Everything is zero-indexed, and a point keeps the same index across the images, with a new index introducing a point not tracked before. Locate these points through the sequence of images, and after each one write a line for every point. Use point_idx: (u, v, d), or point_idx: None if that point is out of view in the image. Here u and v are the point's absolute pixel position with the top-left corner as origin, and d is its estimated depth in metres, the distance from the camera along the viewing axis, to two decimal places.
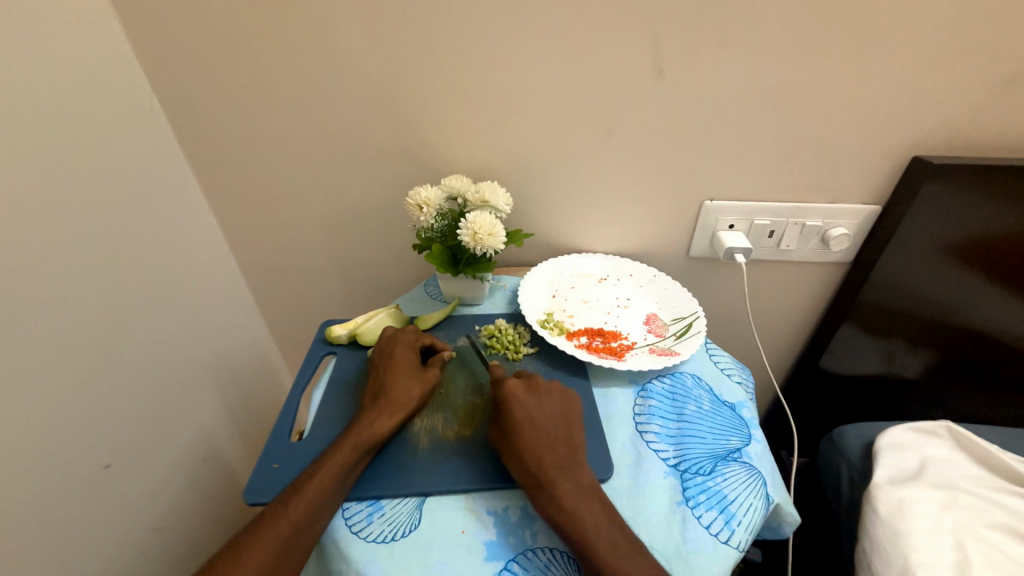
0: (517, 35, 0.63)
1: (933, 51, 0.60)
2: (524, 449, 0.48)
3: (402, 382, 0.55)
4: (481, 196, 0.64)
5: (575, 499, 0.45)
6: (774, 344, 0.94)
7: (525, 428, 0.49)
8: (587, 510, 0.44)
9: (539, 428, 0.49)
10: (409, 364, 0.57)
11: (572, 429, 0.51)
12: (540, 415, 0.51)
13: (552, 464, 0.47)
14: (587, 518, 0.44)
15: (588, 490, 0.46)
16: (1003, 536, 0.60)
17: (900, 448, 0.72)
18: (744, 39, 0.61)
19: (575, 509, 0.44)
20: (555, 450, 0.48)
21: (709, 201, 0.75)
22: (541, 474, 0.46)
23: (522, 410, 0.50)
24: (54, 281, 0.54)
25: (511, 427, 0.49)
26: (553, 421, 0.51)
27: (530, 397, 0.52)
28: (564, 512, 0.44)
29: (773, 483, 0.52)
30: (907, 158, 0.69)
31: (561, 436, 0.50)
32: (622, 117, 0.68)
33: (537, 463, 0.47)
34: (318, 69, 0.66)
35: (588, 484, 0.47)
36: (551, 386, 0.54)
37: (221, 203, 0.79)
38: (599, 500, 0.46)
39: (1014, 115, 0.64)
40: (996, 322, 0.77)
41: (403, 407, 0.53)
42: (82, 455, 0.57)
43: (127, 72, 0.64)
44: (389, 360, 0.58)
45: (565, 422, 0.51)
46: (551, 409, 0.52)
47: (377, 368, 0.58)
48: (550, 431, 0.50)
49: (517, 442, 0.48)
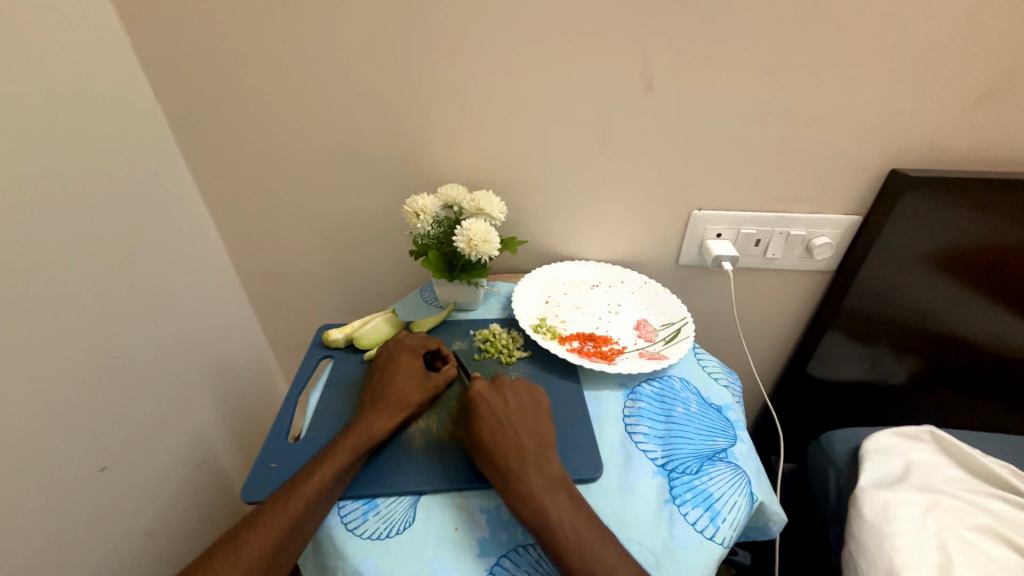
0: (511, 50, 0.65)
1: (905, 70, 0.63)
2: (490, 446, 0.49)
3: (404, 386, 0.57)
4: (476, 204, 0.65)
5: (542, 492, 0.46)
6: (762, 351, 0.96)
7: (490, 424, 0.50)
8: (553, 503, 0.45)
9: (506, 426, 0.50)
10: (412, 368, 0.59)
11: (540, 425, 0.52)
12: (507, 412, 0.52)
13: (519, 459, 0.48)
14: (553, 511, 0.44)
15: (555, 483, 0.47)
16: (984, 538, 0.61)
17: (885, 452, 0.74)
18: (728, 57, 0.64)
19: (541, 502, 0.45)
20: (521, 445, 0.49)
21: (697, 211, 0.77)
22: (506, 469, 0.47)
23: (487, 409, 0.52)
24: (54, 283, 0.55)
25: (478, 426, 0.51)
26: (522, 417, 0.52)
27: (496, 396, 0.53)
28: (529, 505, 0.45)
29: (757, 482, 0.53)
30: (886, 171, 0.71)
31: (531, 431, 0.51)
32: (612, 129, 0.71)
33: (502, 458, 0.48)
34: (318, 80, 0.68)
35: (557, 478, 0.47)
36: (518, 385, 0.55)
37: (220, 209, 0.80)
38: (567, 492, 0.46)
39: (987, 130, 0.67)
40: (975, 329, 0.79)
41: (405, 409, 0.55)
42: (79, 457, 0.58)
43: (131, 82, 0.66)
44: (393, 365, 0.59)
45: (535, 418, 0.52)
46: (519, 407, 0.53)
47: (379, 371, 0.59)
48: (517, 427, 0.51)
49: (484, 441, 0.50)
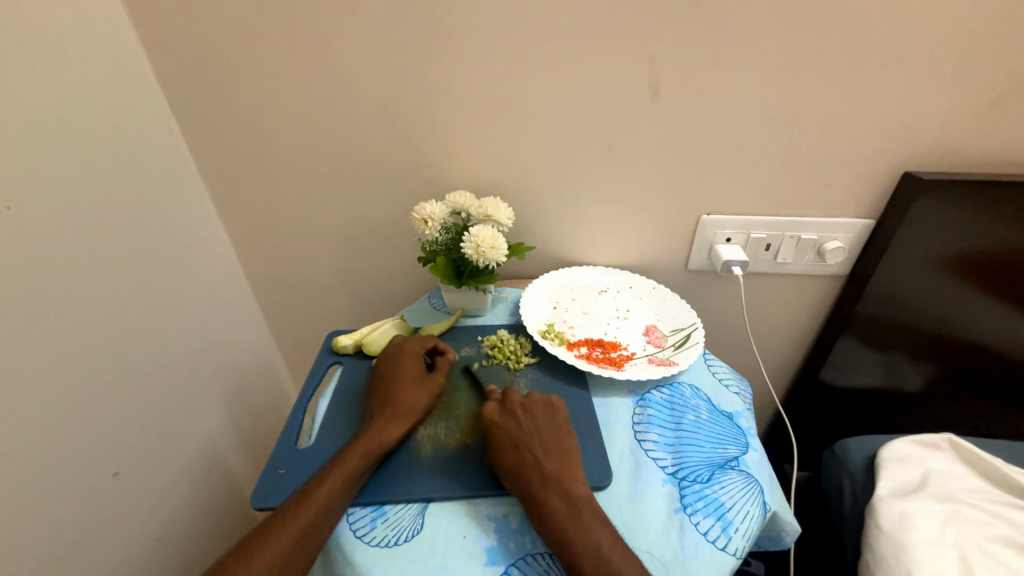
0: (518, 57, 0.66)
1: (916, 71, 0.63)
2: (512, 470, 0.49)
3: (409, 392, 0.57)
4: (484, 210, 0.66)
5: (567, 515, 0.45)
6: (774, 357, 0.95)
7: (510, 448, 0.50)
8: (578, 525, 0.45)
9: (523, 447, 0.50)
10: (415, 374, 0.59)
11: (563, 445, 0.51)
12: (525, 432, 0.52)
13: (539, 482, 0.48)
14: (578, 535, 0.44)
15: (579, 505, 0.46)
16: (1006, 550, 0.60)
17: (902, 461, 0.72)
18: (735, 61, 0.64)
19: (565, 525, 0.45)
20: (543, 466, 0.49)
21: (706, 216, 0.77)
22: (529, 493, 0.47)
23: (504, 433, 0.52)
24: (68, 290, 0.56)
25: (496, 450, 0.51)
26: (544, 437, 0.52)
27: (512, 417, 0.53)
28: (554, 529, 0.45)
29: (770, 491, 0.52)
30: (899, 174, 0.71)
31: (552, 452, 0.50)
32: (619, 134, 0.71)
33: (525, 482, 0.48)
34: (327, 89, 0.69)
35: (582, 499, 0.47)
36: (535, 400, 0.55)
37: (231, 217, 0.81)
38: (591, 512, 0.46)
39: (1001, 132, 0.66)
40: (994, 334, 0.78)
41: (411, 415, 0.55)
42: (92, 463, 0.59)
43: (144, 93, 0.68)
44: (396, 371, 0.59)
45: (557, 437, 0.52)
46: (536, 425, 0.53)
47: (382, 377, 0.59)
48: (534, 447, 0.50)
49: (504, 465, 0.50)
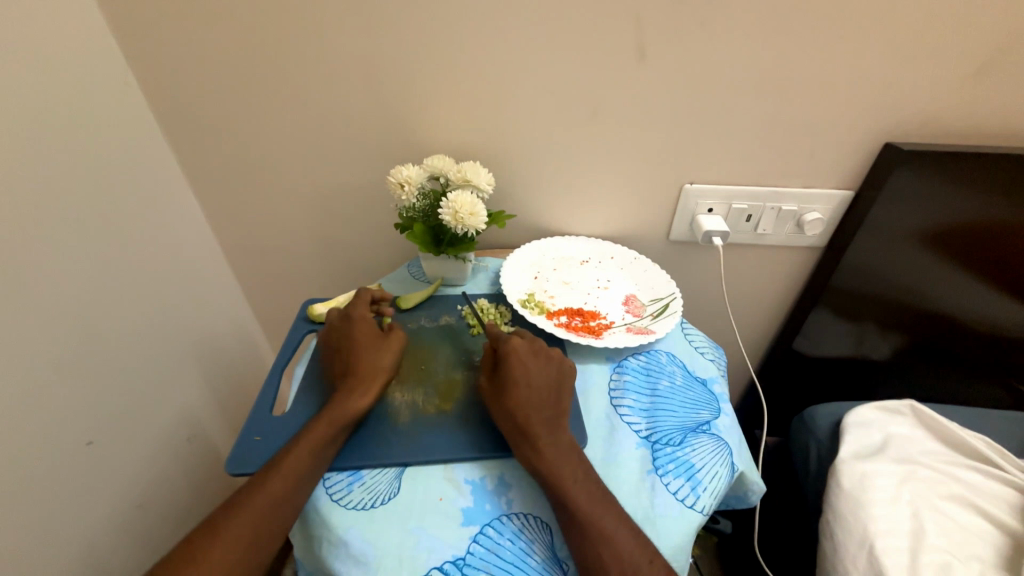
0: (501, 15, 0.63)
1: (905, 40, 0.62)
2: (513, 405, 0.50)
3: (372, 357, 0.56)
4: (464, 175, 0.64)
5: (556, 455, 0.47)
6: (750, 327, 0.97)
7: (519, 386, 0.51)
8: (566, 464, 0.47)
9: (532, 389, 0.51)
10: (374, 338, 0.58)
11: (560, 395, 0.52)
12: (535, 374, 0.52)
13: (538, 421, 0.49)
14: (565, 472, 0.46)
15: (568, 448, 0.48)
16: (956, 506, 0.63)
17: (866, 425, 0.75)
18: (724, 26, 0.62)
19: (555, 463, 0.46)
20: (542, 409, 0.50)
21: (688, 185, 0.76)
22: (527, 429, 0.48)
23: (519, 367, 0.52)
24: (32, 256, 0.54)
25: (506, 381, 0.51)
26: (546, 383, 0.52)
27: (531, 357, 0.53)
28: (544, 465, 0.46)
29: (739, 453, 0.54)
30: (879, 145, 0.71)
31: (550, 396, 0.51)
32: (604, 100, 0.69)
33: (524, 419, 0.49)
34: (301, 45, 0.66)
35: (569, 442, 0.49)
36: (551, 352, 0.55)
37: (202, 181, 0.78)
38: (578, 456, 0.48)
39: (981, 105, 0.66)
40: (959, 306, 0.80)
41: (378, 380, 0.54)
42: (67, 432, 0.58)
43: (103, 45, 0.63)
44: (357, 336, 0.58)
45: (556, 385, 0.53)
46: (546, 372, 0.53)
47: (344, 343, 0.58)
48: (541, 391, 0.51)
49: (510, 398, 0.50)
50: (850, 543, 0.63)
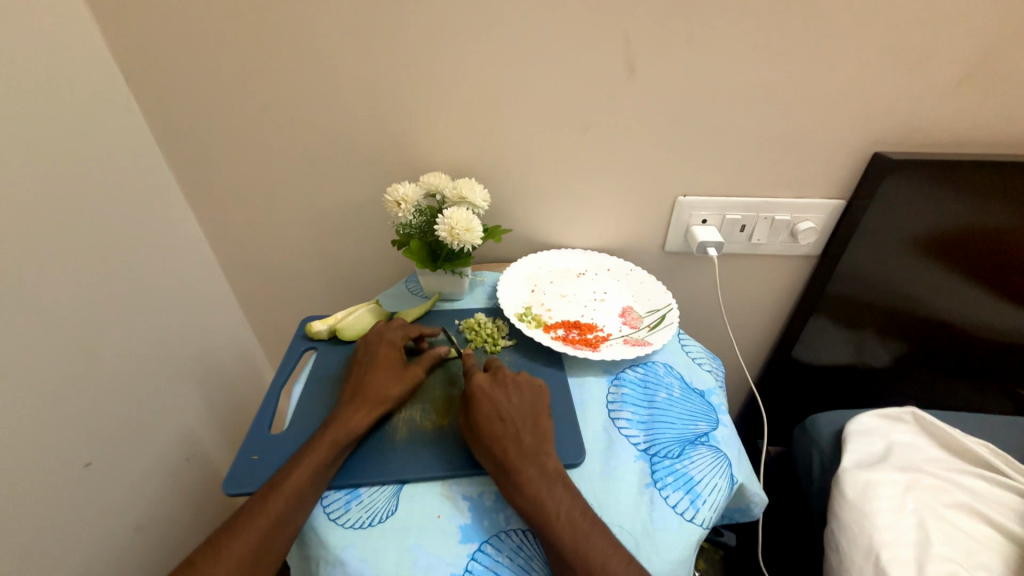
0: (492, 35, 0.65)
1: (887, 52, 0.63)
2: (489, 439, 0.49)
3: (383, 380, 0.56)
4: (459, 192, 0.65)
5: (540, 485, 0.46)
6: (749, 336, 0.97)
7: (492, 421, 0.50)
8: (550, 494, 0.46)
9: (505, 420, 0.51)
10: (393, 361, 0.58)
11: (538, 421, 0.52)
12: (506, 406, 0.52)
13: (517, 453, 0.48)
14: (550, 502, 0.45)
15: (552, 476, 0.47)
16: (961, 514, 0.63)
17: (868, 433, 0.75)
18: (711, 40, 0.63)
19: (539, 493, 0.46)
20: (520, 439, 0.49)
21: (682, 197, 0.77)
22: (505, 462, 0.48)
23: (487, 402, 0.52)
24: (32, 279, 0.54)
25: (476, 418, 0.51)
26: (521, 411, 0.52)
27: (498, 390, 0.53)
28: (528, 497, 0.46)
29: (738, 464, 0.54)
30: (869, 154, 0.71)
31: (527, 424, 0.51)
32: (596, 116, 0.70)
33: (502, 452, 0.48)
34: (296, 67, 0.67)
35: (553, 469, 0.48)
36: (519, 379, 0.55)
37: (201, 202, 0.79)
38: (563, 483, 0.47)
39: (967, 113, 0.67)
40: (956, 311, 0.80)
41: (384, 403, 0.54)
42: (64, 454, 0.58)
43: (103, 73, 0.65)
44: (373, 358, 0.58)
45: (531, 412, 0.53)
46: (519, 403, 0.53)
47: (360, 363, 0.59)
48: (515, 421, 0.51)
49: (484, 433, 0.50)
50: (856, 554, 0.62)
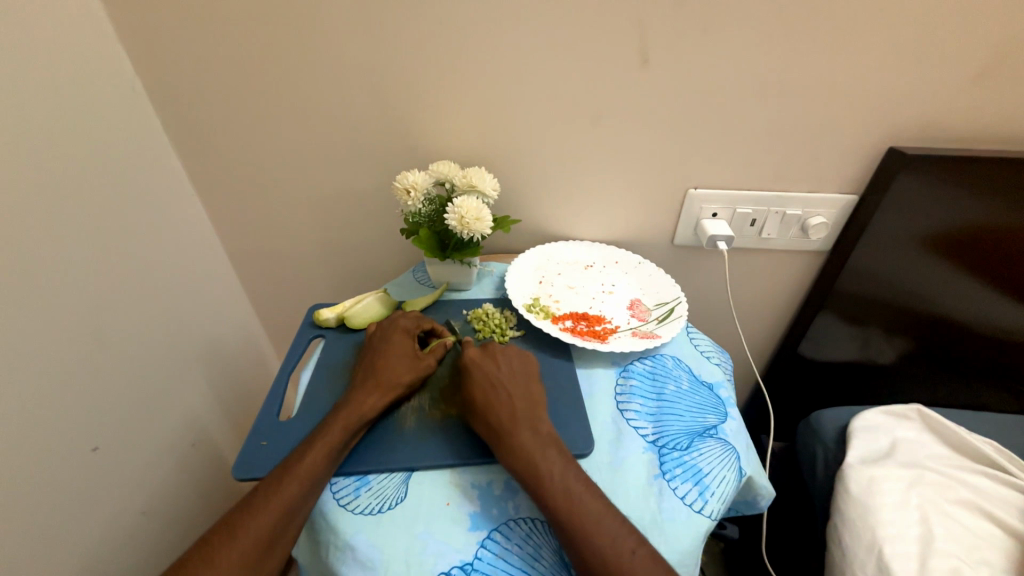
0: (505, 23, 0.64)
1: (905, 46, 0.62)
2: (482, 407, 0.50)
3: (395, 364, 0.56)
4: (469, 181, 0.64)
5: (534, 449, 0.47)
6: (756, 331, 0.96)
7: (484, 388, 0.52)
8: (544, 457, 0.46)
9: (497, 388, 0.52)
10: (404, 347, 0.58)
11: (531, 391, 0.53)
12: (498, 376, 0.53)
13: (510, 418, 0.49)
14: (543, 465, 0.46)
15: (545, 441, 0.48)
16: (964, 511, 0.63)
17: (872, 430, 0.75)
18: (726, 32, 0.63)
19: (533, 457, 0.46)
20: (513, 406, 0.50)
21: (693, 190, 0.77)
22: (498, 427, 0.48)
23: (479, 372, 0.53)
24: (40, 263, 0.54)
25: (469, 387, 0.52)
26: (515, 381, 0.53)
27: (489, 361, 0.55)
28: (523, 462, 0.46)
29: (747, 458, 0.54)
30: (883, 149, 0.71)
31: (521, 393, 0.52)
32: (607, 107, 0.70)
33: (495, 418, 0.49)
34: (306, 53, 0.66)
35: (548, 436, 0.49)
36: (509, 351, 0.56)
37: (209, 189, 0.79)
38: (557, 449, 0.48)
39: (983, 109, 0.66)
40: (966, 309, 0.80)
41: (397, 388, 0.54)
42: (72, 438, 0.58)
43: (112, 57, 0.64)
44: (385, 344, 0.58)
45: (525, 383, 0.54)
46: (511, 373, 0.54)
47: (371, 349, 0.59)
48: (508, 388, 0.52)
49: (477, 401, 0.51)
50: (858, 549, 0.62)
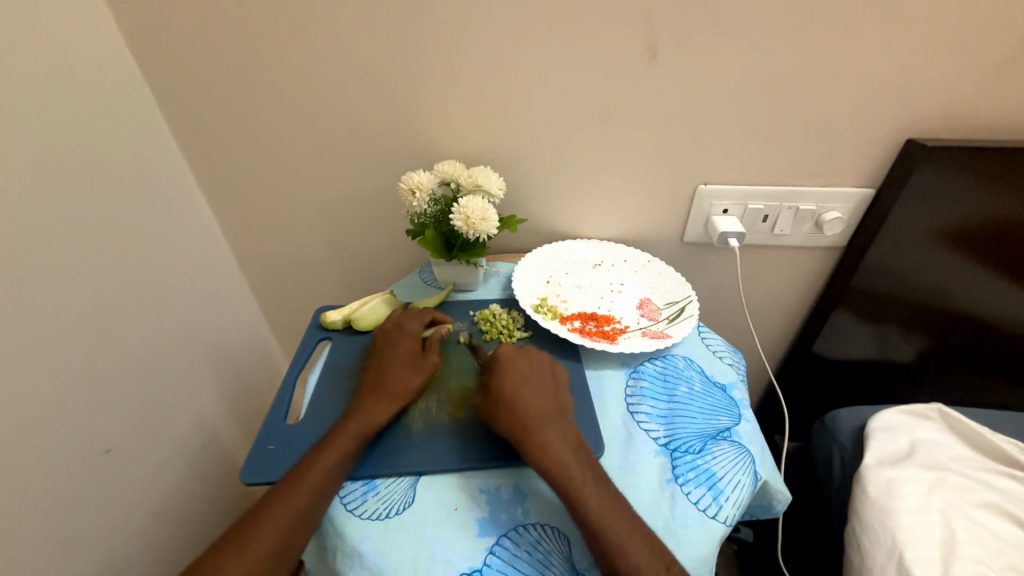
0: (509, 20, 0.63)
1: (922, 35, 0.60)
2: (513, 403, 0.50)
3: (400, 371, 0.55)
4: (474, 181, 0.64)
5: (562, 450, 0.47)
6: (769, 329, 0.95)
7: (514, 383, 0.51)
8: (574, 463, 0.46)
9: (528, 386, 0.51)
10: (407, 352, 0.57)
11: (559, 389, 0.53)
12: (527, 372, 0.52)
13: (541, 417, 0.49)
14: (574, 469, 0.45)
15: (575, 445, 0.48)
16: (988, 514, 0.61)
17: (891, 430, 0.73)
18: (737, 24, 0.61)
19: (563, 460, 0.46)
20: (544, 405, 0.50)
21: (702, 186, 0.75)
22: (528, 426, 0.48)
23: (510, 366, 0.52)
24: (48, 270, 0.55)
25: (500, 382, 0.51)
26: (543, 381, 0.53)
27: (518, 357, 0.54)
28: (551, 463, 0.46)
29: (761, 461, 0.53)
30: (901, 141, 0.69)
31: (550, 392, 0.52)
32: (615, 103, 0.68)
33: (526, 416, 0.48)
34: (310, 54, 0.66)
35: (574, 436, 0.49)
36: (538, 351, 0.56)
37: (216, 192, 0.79)
38: (585, 454, 0.47)
39: (1006, 98, 0.64)
40: (988, 305, 0.77)
41: (401, 393, 0.54)
42: (83, 443, 0.58)
43: (119, 62, 0.64)
44: (390, 349, 0.58)
45: (553, 380, 0.53)
46: (539, 371, 0.53)
47: (378, 354, 0.58)
48: (537, 388, 0.51)
49: (506, 395, 0.50)
50: (878, 553, 0.61)
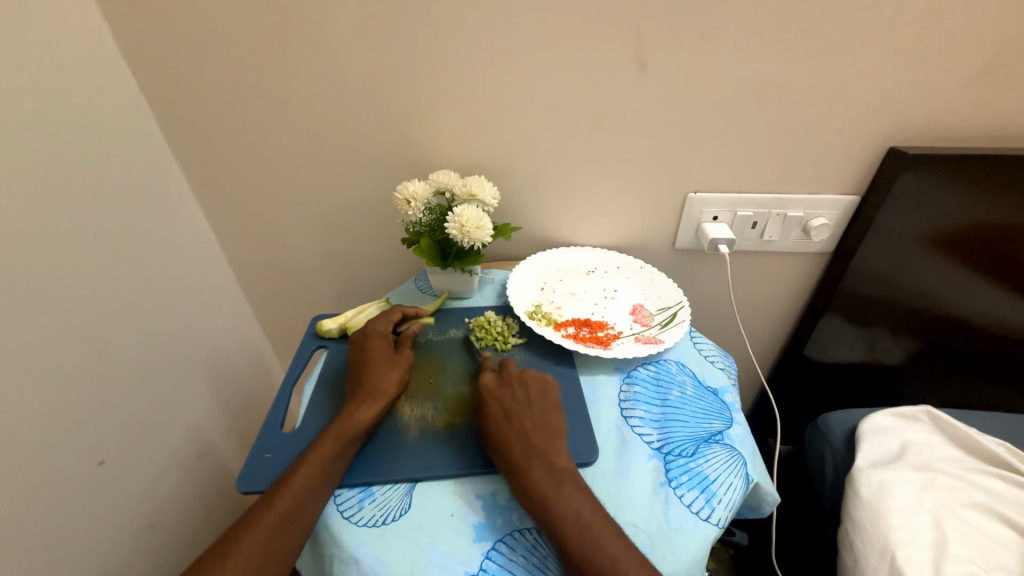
0: (500, 33, 0.64)
1: (901, 47, 0.62)
2: (497, 440, 0.50)
3: (380, 373, 0.56)
4: (469, 190, 0.64)
5: (549, 485, 0.46)
6: (760, 333, 0.96)
7: (498, 420, 0.51)
8: (559, 494, 0.45)
9: (513, 419, 0.51)
10: (384, 355, 0.58)
11: (550, 416, 0.52)
12: (512, 404, 0.52)
13: (524, 453, 0.48)
14: (558, 503, 0.45)
15: (562, 476, 0.47)
16: (978, 514, 0.62)
17: (883, 432, 0.74)
18: (722, 36, 0.63)
19: (547, 494, 0.45)
20: (528, 438, 0.49)
21: (693, 194, 0.77)
22: (512, 463, 0.48)
23: (494, 402, 0.52)
24: (42, 281, 0.55)
25: (485, 421, 0.51)
26: (533, 411, 0.52)
27: (505, 390, 0.54)
28: (535, 500, 0.45)
29: (752, 463, 0.54)
30: (884, 149, 0.71)
31: (538, 422, 0.51)
32: (605, 113, 0.70)
33: (509, 453, 0.48)
34: (305, 66, 0.67)
35: (564, 468, 0.48)
36: (528, 377, 0.55)
37: (211, 203, 0.80)
38: (575, 484, 0.46)
39: (984, 107, 0.66)
40: (973, 308, 0.79)
41: (383, 395, 0.54)
42: (76, 454, 0.58)
43: (115, 75, 0.65)
44: (367, 352, 0.58)
45: (544, 408, 0.52)
46: (528, 400, 0.53)
47: (356, 361, 0.58)
48: (522, 419, 0.51)
49: (490, 434, 0.50)
50: (870, 554, 0.61)
